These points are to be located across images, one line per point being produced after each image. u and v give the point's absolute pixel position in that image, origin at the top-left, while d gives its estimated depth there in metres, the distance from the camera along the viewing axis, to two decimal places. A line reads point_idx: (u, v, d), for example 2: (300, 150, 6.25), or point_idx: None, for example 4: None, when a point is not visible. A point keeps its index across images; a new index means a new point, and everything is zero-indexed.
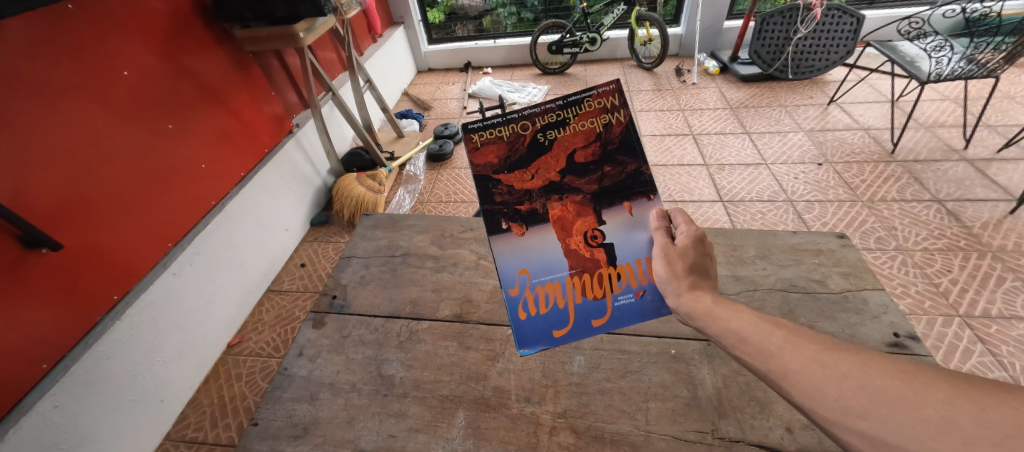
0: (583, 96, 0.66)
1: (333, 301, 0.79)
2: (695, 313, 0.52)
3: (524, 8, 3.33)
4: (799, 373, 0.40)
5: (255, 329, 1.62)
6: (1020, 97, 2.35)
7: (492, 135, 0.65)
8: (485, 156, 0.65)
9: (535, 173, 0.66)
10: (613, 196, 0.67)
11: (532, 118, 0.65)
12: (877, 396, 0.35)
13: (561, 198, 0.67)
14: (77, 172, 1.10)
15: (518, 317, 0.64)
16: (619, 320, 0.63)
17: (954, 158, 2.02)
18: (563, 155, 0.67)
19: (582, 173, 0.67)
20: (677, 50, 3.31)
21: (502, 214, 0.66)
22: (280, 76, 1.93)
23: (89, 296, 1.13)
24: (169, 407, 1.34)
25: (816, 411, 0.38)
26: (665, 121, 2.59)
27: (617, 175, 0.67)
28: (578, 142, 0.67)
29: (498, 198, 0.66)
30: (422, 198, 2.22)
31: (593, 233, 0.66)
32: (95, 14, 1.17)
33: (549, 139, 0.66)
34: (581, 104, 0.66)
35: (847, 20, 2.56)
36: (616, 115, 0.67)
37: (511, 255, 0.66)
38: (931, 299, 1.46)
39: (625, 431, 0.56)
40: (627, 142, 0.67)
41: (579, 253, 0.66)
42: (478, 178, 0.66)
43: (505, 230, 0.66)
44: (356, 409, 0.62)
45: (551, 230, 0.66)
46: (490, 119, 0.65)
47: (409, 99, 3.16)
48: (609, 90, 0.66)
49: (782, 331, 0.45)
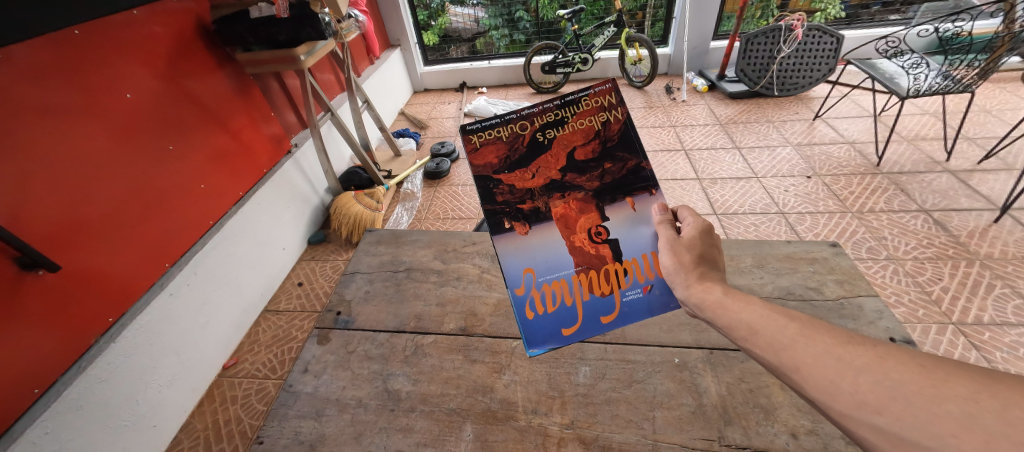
0: (580, 95, 0.69)
1: (338, 317, 0.79)
2: (705, 303, 0.53)
3: (516, 31, 3.47)
4: (812, 367, 0.41)
5: (252, 350, 1.60)
6: (995, 111, 2.45)
7: (492, 136, 0.68)
8: (485, 156, 0.68)
9: (537, 171, 0.69)
10: (616, 192, 0.70)
11: (531, 117, 0.68)
12: (893, 391, 0.36)
13: (564, 196, 0.69)
14: (76, 193, 1.10)
15: (525, 317, 0.65)
16: (629, 315, 0.65)
17: (937, 169, 2.08)
18: (563, 153, 0.69)
19: (583, 170, 0.70)
20: (666, 69, 3.42)
21: (504, 214, 0.68)
22: (280, 97, 1.96)
23: (86, 317, 1.12)
24: (163, 433, 1.31)
25: (829, 405, 0.39)
26: (657, 137, 2.65)
27: (617, 171, 0.70)
28: (578, 140, 0.69)
29: (500, 198, 0.68)
30: (421, 215, 2.24)
31: (597, 229, 0.68)
32: (100, 40, 1.20)
33: (548, 138, 0.69)
34: (578, 104, 0.69)
35: (828, 40, 2.67)
36: (614, 113, 0.70)
37: (516, 254, 0.68)
38: (925, 308, 1.48)
39: (632, 440, 0.57)
40: (626, 138, 0.70)
41: (584, 249, 0.68)
42: (479, 178, 0.68)
43: (507, 229, 0.68)
44: (363, 425, 0.62)
45: (556, 228, 0.68)
46: (488, 121, 0.67)
47: (406, 118, 3.21)
48: (605, 89, 0.70)
49: (794, 323, 0.45)
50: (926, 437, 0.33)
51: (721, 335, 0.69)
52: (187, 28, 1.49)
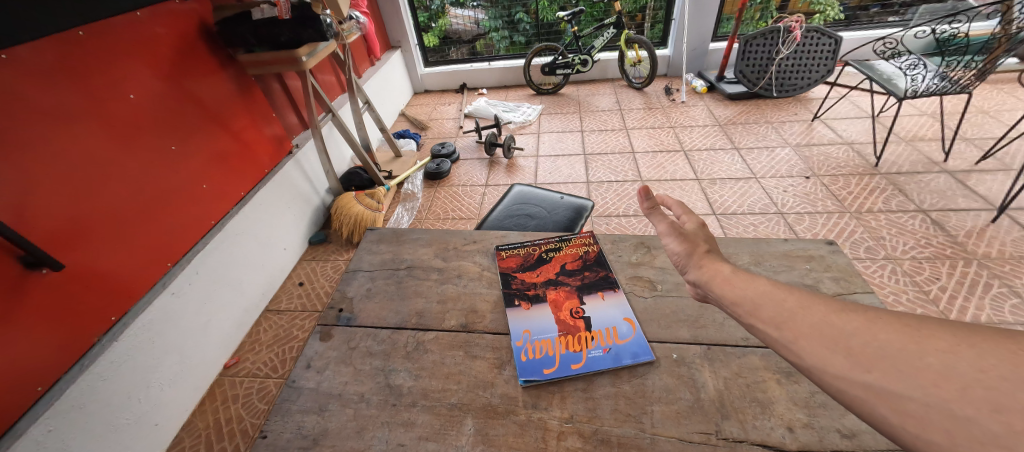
0: (569, 237, 0.95)
1: (340, 314, 0.80)
2: (714, 282, 0.59)
3: (516, 32, 3.47)
4: (808, 336, 0.47)
5: (253, 350, 1.61)
6: (993, 112, 2.46)
7: (514, 253, 0.91)
8: (508, 262, 0.89)
9: (540, 273, 0.85)
10: (590, 288, 0.81)
11: (538, 246, 0.93)
12: (881, 351, 0.41)
13: (556, 287, 0.81)
14: (79, 193, 1.11)
15: (518, 358, 0.68)
16: (599, 361, 0.67)
17: (935, 169, 2.10)
18: (557, 265, 0.87)
19: (570, 274, 0.84)
20: (665, 70, 3.44)
21: (516, 295, 0.80)
22: (281, 99, 1.98)
23: (89, 316, 1.12)
24: (164, 431, 1.31)
25: (824, 368, 0.44)
26: (656, 138, 2.66)
27: (593, 276, 0.84)
28: (568, 259, 0.89)
29: (515, 285, 0.83)
30: (421, 216, 2.24)
31: (576, 309, 0.77)
32: (103, 41, 1.21)
33: (550, 256, 0.90)
34: (568, 241, 0.94)
35: (826, 41, 2.68)
36: (592, 247, 0.92)
37: (516, 319, 0.75)
38: (923, 307, 1.49)
39: (631, 434, 0.57)
40: (602, 261, 0.88)
41: (567, 321, 0.74)
42: (501, 273, 0.86)
43: (517, 305, 0.78)
44: (365, 419, 0.62)
45: (547, 307, 0.77)
46: (515, 245, 0.93)
47: (406, 119, 3.23)
48: (586, 236, 0.95)
49: (794, 297, 0.52)
50: (910, 388, 0.38)
51: (719, 331, 0.70)
52: (189, 29, 1.50)
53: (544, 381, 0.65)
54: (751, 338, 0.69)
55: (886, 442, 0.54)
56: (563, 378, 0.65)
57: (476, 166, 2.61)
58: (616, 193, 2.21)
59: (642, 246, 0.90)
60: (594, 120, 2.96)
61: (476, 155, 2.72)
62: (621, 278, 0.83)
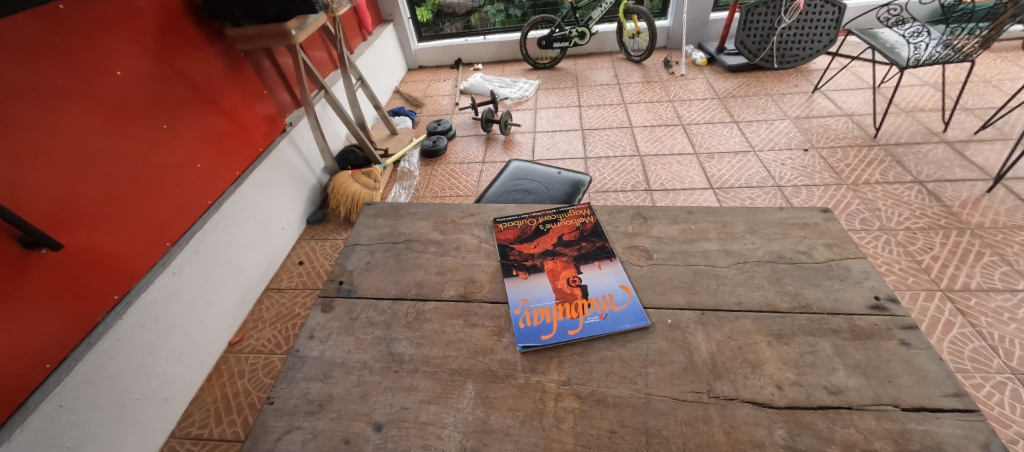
0: (566, 209, 0.95)
1: (340, 286, 0.82)
2: None
3: (512, 5, 3.35)
4: None
5: (256, 327, 1.63)
6: (995, 81, 2.43)
7: (511, 225, 0.92)
8: (505, 235, 0.90)
9: (537, 244, 0.86)
10: (586, 258, 0.82)
11: (535, 218, 0.93)
12: None
13: (553, 258, 0.82)
14: (73, 172, 1.10)
15: (517, 326, 0.70)
16: (596, 327, 0.69)
17: (934, 140, 2.09)
18: (554, 236, 0.88)
19: (568, 245, 0.85)
20: (665, 43, 3.37)
21: (513, 266, 0.81)
22: (272, 76, 1.94)
23: (92, 295, 1.13)
24: (173, 406, 1.35)
25: None
26: (655, 112, 2.63)
27: (589, 247, 0.85)
28: (565, 230, 0.89)
29: (512, 256, 0.84)
30: (419, 193, 2.23)
31: (573, 278, 0.78)
32: (85, 15, 1.17)
33: (547, 227, 0.90)
34: (565, 213, 0.94)
35: (829, 9, 2.61)
36: (587, 218, 0.92)
37: (515, 288, 0.76)
38: (914, 275, 1.51)
39: (625, 394, 0.59)
40: (598, 231, 0.89)
41: (563, 289, 0.76)
42: (499, 245, 0.87)
43: (514, 274, 0.79)
44: (369, 385, 0.64)
45: (545, 277, 0.78)
46: (512, 218, 0.94)
47: (400, 96, 3.17)
48: (582, 208, 0.95)
49: None
50: None
51: (713, 297, 0.72)
52: (174, 3, 1.45)
53: (543, 347, 0.66)
54: (743, 303, 0.71)
55: (872, 398, 0.56)
56: (560, 343, 0.67)
57: (473, 142, 2.59)
58: (614, 169, 2.20)
59: (638, 217, 0.92)
60: (591, 94, 2.91)
61: (472, 131, 2.69)
62: (618, 248, 0.84)
